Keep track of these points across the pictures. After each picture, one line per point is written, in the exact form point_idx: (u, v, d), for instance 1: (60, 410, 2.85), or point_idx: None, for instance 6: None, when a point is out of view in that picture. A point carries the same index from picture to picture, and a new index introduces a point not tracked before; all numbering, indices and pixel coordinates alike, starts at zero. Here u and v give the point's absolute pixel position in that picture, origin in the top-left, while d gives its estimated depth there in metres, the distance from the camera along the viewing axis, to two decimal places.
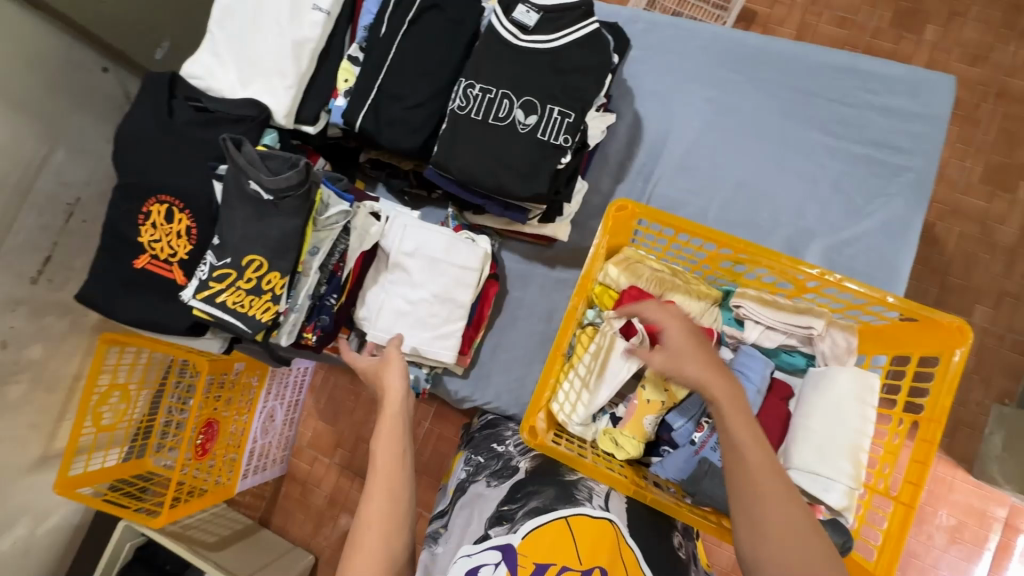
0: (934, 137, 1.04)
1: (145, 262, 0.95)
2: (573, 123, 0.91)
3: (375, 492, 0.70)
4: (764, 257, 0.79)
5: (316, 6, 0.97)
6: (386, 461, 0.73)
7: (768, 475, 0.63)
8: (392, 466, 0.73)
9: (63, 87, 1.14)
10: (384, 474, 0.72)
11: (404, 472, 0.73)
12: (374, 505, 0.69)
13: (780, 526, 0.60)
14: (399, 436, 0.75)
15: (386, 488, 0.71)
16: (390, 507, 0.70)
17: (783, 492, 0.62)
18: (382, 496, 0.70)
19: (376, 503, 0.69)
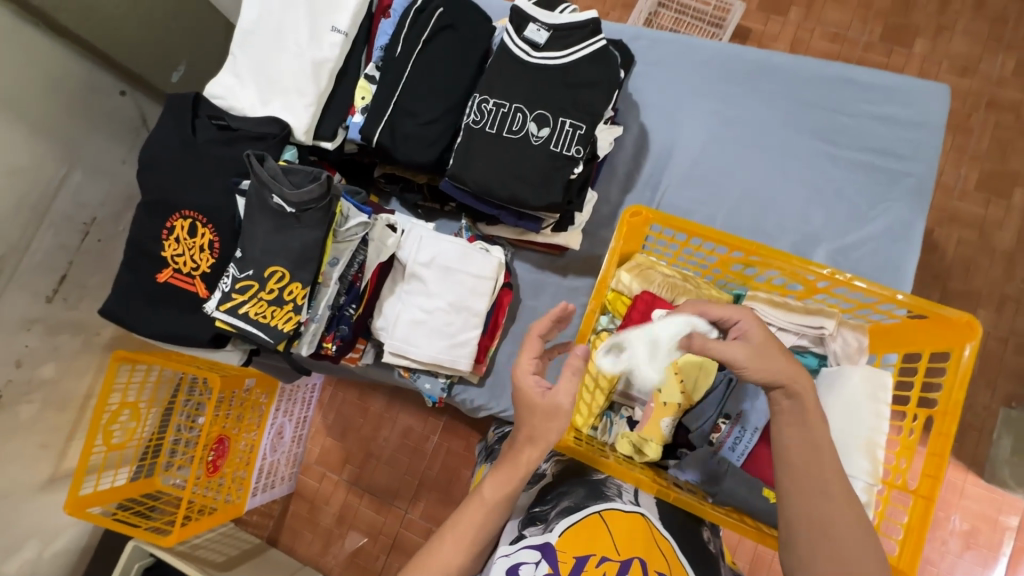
0: (931, 144, 1.07)
1: (167, 276, 0.98)
2: (584, 135, 0.95)
3: (460, 535, 0.70)
4: (775, 259, 0.81)
5: (335, 28, 1.01)
6: (487, 508, 0.71)
7: (832, 470, 0.64)
8: (489, 514, 0.71)
9: (83, 110, 1.18)
10: (477, 515, 0.71)
11: (494, 521, 0.72)
12: (457, 556, 0.69)
13: (836, 520, 0.62)
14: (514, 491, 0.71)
15: (471, 536, 0.70)
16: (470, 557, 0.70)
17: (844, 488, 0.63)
18: (465, 542, 0.70)
19: (458, 550, 0.69)
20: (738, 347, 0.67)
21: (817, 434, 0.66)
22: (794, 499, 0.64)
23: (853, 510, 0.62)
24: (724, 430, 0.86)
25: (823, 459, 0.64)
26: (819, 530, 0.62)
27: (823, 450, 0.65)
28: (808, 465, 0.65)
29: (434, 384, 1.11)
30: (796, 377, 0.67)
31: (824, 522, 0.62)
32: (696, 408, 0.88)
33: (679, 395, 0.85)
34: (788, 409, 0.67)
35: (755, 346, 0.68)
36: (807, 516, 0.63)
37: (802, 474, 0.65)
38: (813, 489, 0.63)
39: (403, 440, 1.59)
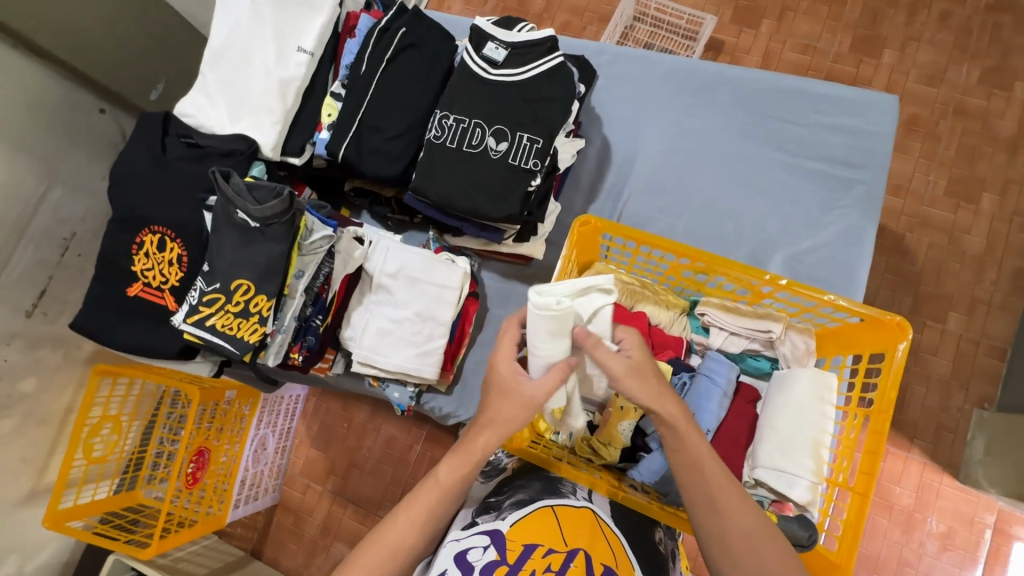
0: (884, 152, 1.11)
1: (138, 289, 1.00)
2: (542, 148, 0.98)
3: (413, 515, 0.72)
4: (720, 266, 0.85)
5: (300, 48, 1.04)
6: (442, 490, 0.73)
7: (718, 489, 0.67)
8: (444, 496, 0.73)
9: (63, 128, 1.21)
10: (431, 496, 0.73)
11: (447, 505, 0.74)
12: (410, 535, 0.71)
13: (735, 534, 0.65)
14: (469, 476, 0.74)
15: (423, 517, 0.72)
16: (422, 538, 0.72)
17: (737, 500, 0.67)
18: (418, 521, 0.72)
19: (410, 528, 0.72)
20: (616, 361, 0.70)
21: (695, 453, 0.68)
22: (700, 515, 0.67)
23: (748, 521, 0.66)
24: None
25: (706, 477, 0.67)
26: (720, 546, 0.66)
27: (701, 470, 0.67)
28: (696, 484, 0.68)
29: (402, 393, 1.12)
30: (661, 401, 0.69)
31: (724, 536, 0.66)
32: None
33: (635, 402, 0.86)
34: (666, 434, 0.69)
35: (636, 362, 0.71)
36: (709, 531, 0.67)
37: (695, 492, 0.68)
38: (704, 507, 0.67)
39: (386, 450, 1.60)
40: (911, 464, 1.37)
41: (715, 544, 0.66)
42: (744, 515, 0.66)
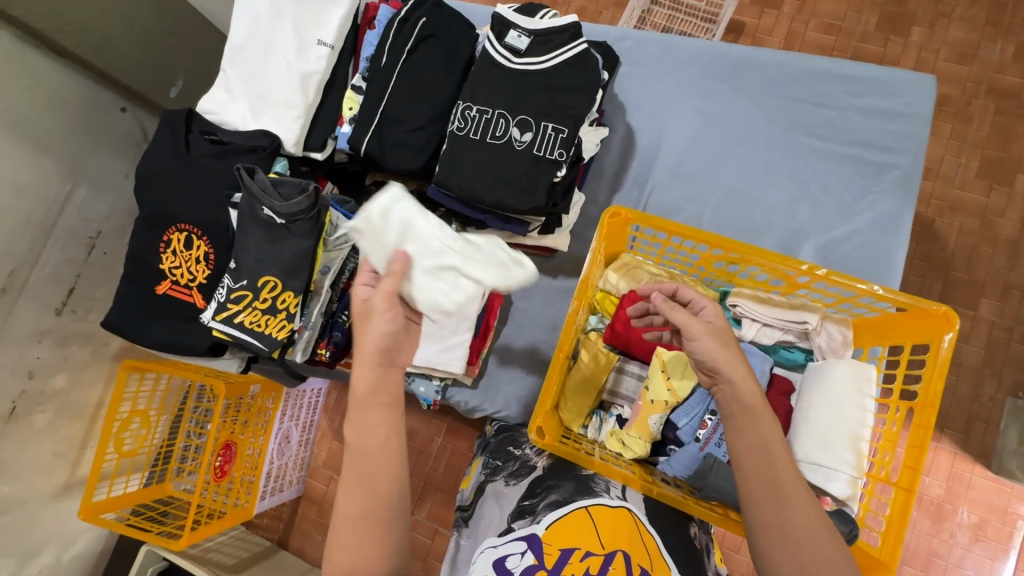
0: (918, 135, 1.07)
1: (166, 287, 1.01)
2: (567, 138, 0.96)
3: (354, 482, 0.64)
4: (754, 255, 0.83)
5: (320, 41, 1.03)
6: (363, 445, 0.65)
7: (784, 477, 0.66)
8: (368, 455, 0.65)
9: (85, 127, 1.22)
10: (358, 461, 0.65)
11: (388, 463, 0.65)
12: (353, 499, 0.64)
13: (799, 529, 0.63)
14: (382, 419, 0.66)
15: (361, 477, 0.64)
16: (372, 500, 0.64)
17: (802, 494, 0.65)
18: (358, 485, 0.64)
19: (354, 495, 0.64)
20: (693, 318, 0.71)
21: (764, 438, 0.67)
22: (761, 504, 0.65)
23: (807, 513, 0.64)
24: (710, 426, 0.85)
25: (775, 466, 0.66)
26: (775, 534, 0.64)
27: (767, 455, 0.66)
28: (760, 469, 0.66)
29: (428, 387, 1.12)
30: (744, 379, 0.69)
31: (778, 525, 0.64)
32: (682, 405, 0.87)
33: (666, 394, 0.86)
34: (737, 412, 0.69)
35: (714, 327, 0.72)
36: (762, 519, 0.65)
37: (758, 480, 0.66)
38: (764, 494, 0.65)
39: None
40: (942, 454, 1.34)
41: (767, 529, 0.64)
42: (805, 510, 0.64)
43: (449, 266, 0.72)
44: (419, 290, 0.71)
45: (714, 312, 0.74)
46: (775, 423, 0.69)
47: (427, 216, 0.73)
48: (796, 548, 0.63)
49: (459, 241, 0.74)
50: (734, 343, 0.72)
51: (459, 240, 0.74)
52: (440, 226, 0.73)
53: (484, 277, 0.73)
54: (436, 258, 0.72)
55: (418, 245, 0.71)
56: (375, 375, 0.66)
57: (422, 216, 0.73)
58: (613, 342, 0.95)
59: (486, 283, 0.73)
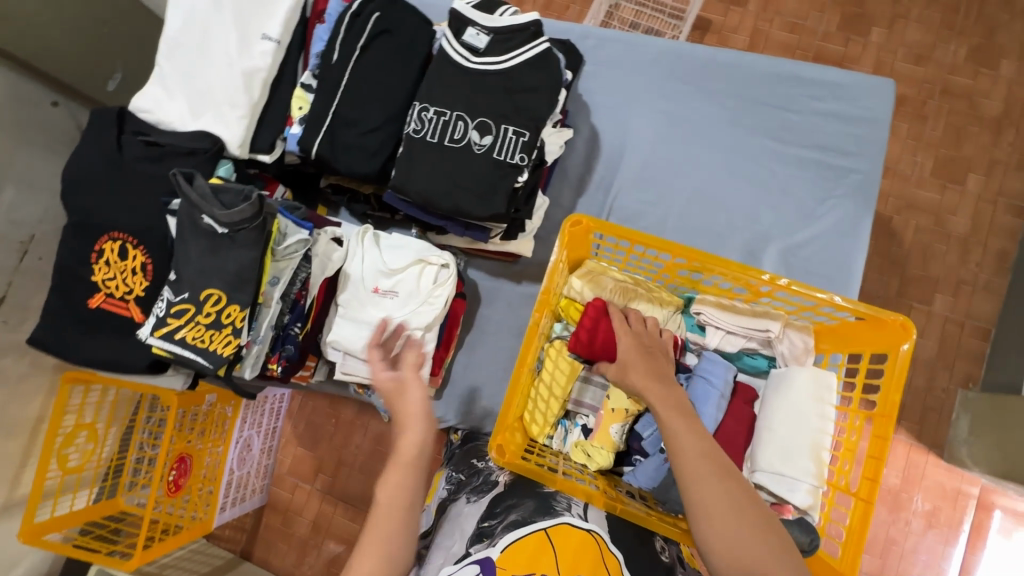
0: (877, 138, 1.08)
1: (100, 300, 0.93)
2: (528, 141, 0.93)
3: (367, 552, 0.67)
4: (716, 265, 0.81)
5: (265, 36, 0.96)
6: (387, 515, 0.69)
7: (698, 458, 0.66)
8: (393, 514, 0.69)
9: (11, 123, 1.11)
10: (381, 525, 0.68)
11: (401, 532, 0.69)
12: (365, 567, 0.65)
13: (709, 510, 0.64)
14: (407, 487, 0.70)
15: (380, 542, 0.67)
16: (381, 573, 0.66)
17: (711, 475, 0.65)
18: (376, 555, 0.66)
19: (368, 561, 0.66)
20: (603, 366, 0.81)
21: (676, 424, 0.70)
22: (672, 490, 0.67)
23: (726, 489, 0.65)
24: None
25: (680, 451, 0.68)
26: (702, 518, 0.64)
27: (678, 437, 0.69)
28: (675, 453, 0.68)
29: None
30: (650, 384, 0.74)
31: (701, 508, 0.64)
32: (645, 415, 0.86)
33: (628, 403, 0.85)
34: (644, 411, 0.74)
35: (619, 361, 0.79)
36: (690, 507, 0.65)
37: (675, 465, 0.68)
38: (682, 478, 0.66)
39: (376, 448, 1.57)
40: (900, 445, 1.38)
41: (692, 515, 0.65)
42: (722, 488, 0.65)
43: (399, 329, 1.00)
44: None
45: (626, 342, 0.80)
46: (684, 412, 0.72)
47: (369, 301, 1.01)
48: (718, 526, 0.63)
49: (397, 303, 1.01)
50: (642, 359, 0.78)
51: (396, 302, 1.01)
52: (378, 307, 1.01)
53: (425, 322, 1.00)
54: (389, 332, 1.00)
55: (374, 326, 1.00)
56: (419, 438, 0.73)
57: (365, 308, 1.01)
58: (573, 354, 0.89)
59: (423, 326, 0.99)
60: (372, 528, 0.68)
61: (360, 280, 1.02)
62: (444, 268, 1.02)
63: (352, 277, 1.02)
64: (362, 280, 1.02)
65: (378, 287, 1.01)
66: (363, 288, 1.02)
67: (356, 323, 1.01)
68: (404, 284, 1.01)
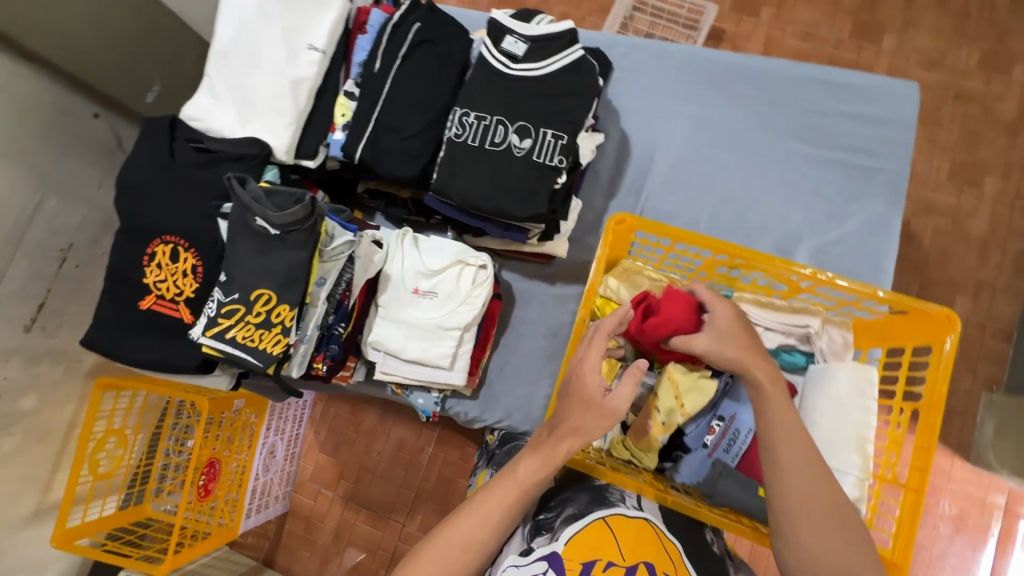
0: (901, 140, 1.10)
1: (151, 302, 0.96)
2: (567, 144, 0.95)
3: (483, 519, 0.70)
4: (758, 260, 0.83)
5: (311, 46, 1.00)
6: (515, 498, 0.70)
7: (795, 456, 0.67)
8: (517, 496, 0.71)
9: (55, 134, 1.15)
10: (507, 499, 0.70)
11: (516, 510, 0.71)
12: (482, 535, 0.69)
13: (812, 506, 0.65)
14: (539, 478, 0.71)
15: (497, 519, 0.70)
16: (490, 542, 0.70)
17: (820, 473, 0.66)
18: (490, 525, 0.70)
19: (482, 529, 0.69)
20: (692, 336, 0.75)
21: (779, 417, 0.69)
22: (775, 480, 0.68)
23: (820, 488, 0.66)
24: (718, 432, 0.85)
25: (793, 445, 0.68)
26: (797, 514, 0.65)
27: (775, 433, 0.69)
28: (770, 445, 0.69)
29: (427, 399, 1.10)
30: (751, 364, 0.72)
31: (802, 502, 0.65)
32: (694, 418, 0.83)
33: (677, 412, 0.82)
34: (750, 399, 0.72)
35: (715, 330, 0.75)
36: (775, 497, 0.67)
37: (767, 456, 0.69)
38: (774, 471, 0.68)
39: (397, 453, 1.58)
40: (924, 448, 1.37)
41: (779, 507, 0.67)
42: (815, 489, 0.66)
43: (437, 328, 1.02)
44: (424, 354, 1.02)
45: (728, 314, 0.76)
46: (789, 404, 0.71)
47: (410, 301, 1.04)
48: (816, 520, 0.64)
49: (436, 303, 1.03)
50: (740, 338, 0.75)
51: (435, 302, 1.03)
52: (418, 306, 1.04)
53: (462, 322, 1.02)
54: (428, 330, 1.02)
55: (413, 324, 1.03)
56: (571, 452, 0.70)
57: (405, 307, 1.04)
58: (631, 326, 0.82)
59: (461, 325, 1.01)
60: (490, 501, 0.71)
61: (401, 280, 1.05)
62: (483, 269, 1.04)
63: (393, 277, 1.05)
64: (402, 280, 1.05)
65: (417, 286, 1.04)
66: (405, 287, 1.05)
67: (395, 321, 1.04)
68: (443, 285, 1.04)
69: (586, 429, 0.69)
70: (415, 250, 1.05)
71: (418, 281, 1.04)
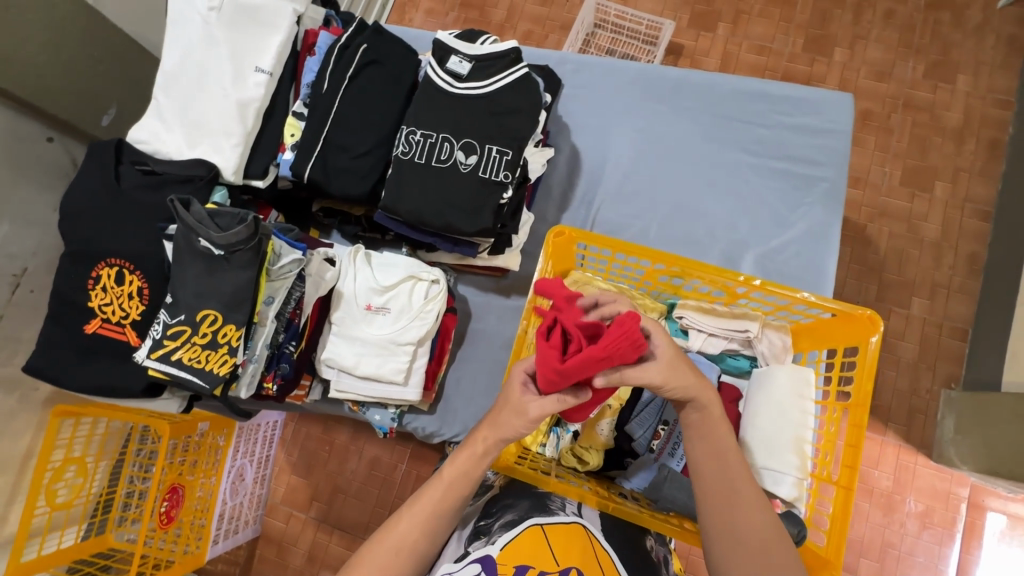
0: (841, 149, 1.14)
1: (97, 326, 0.95)
2: (512, 160, 0.97)
3: (415, 517, 0.72)
4: (695, 268, 0.86)
5: (258, 68, 1.01)
6: (444, 496, 0.73)
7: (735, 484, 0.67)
8: (447, 494, 0.73)
9: (8, 159, 1.14)
10: (437, 497, 0.73)
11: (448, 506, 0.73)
12: (412, 534, 0.71)
13: (745, 529, 0.65)
14: (469, 475, 0.73)
15: (427, 516, 0.72)
16: (423, 540, 0.72)
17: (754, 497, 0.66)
18: (422, 523, 0.72)
19: (414, 528, 0.71)
20: (652, 369, 0.66)
21: (720, 443, 0.69)
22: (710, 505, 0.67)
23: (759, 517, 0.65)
24: (663, 437, 0.89)
25: (729, 468, 0.68)
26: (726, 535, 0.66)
27: (714, 462, 0.69)
28: (713, 474, 0.68)
29: (383, 415, 1.09)
30: (700, 387, 0.70)
31: (733, 526, 0.65)
32: (637, 418, 0.90)
33: (611, 399, 0.89)
34: (697, 420, 0.70)
35: (666, 361, 0.68)
36: (718, 526, 0.66)
37: (711, 484, 0.68)
38: (719, 500, 0.67)
39: (370, 472, 1.56)
40: (885, 446, 1.41)
41: (722, 537, 0.66)
42: (759, 515, 0.65)
43: (390, 345, 1.02)
44: (378, 371, 1.02)
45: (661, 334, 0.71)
46: (731, 429, 0.71)
47: (362, 318, 1.04)
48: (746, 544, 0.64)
49: (388, 320, 1.04)
50: (684, 358, 0.70)
51: (387, 319, 1.04)
52: (370, 323, 1.04)
53: (415, 336, 1.02)
54: (380, 347, 1.02)
55: (366, 342, 1.03)
56: (490, 443, 0.73)
57: (357, 324, 1.04)
58: (550, 361, 0.62)
59: (414, 340, 1.02)
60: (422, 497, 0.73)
61: (353, 298, 1.05)
62: (436, 284, 1.05)
63: (345, 296, 1.05)
64: (355, 297, 1.05)
65: (370, 304, 1.04)
66: (357, 305, 1.04)
67: (348, 339, 1.04)
68: (395, 301, 1.04)
69: (505, 430, 0.70)
70: (367, 268, 1.06)
71: (370, 299, 1.04)
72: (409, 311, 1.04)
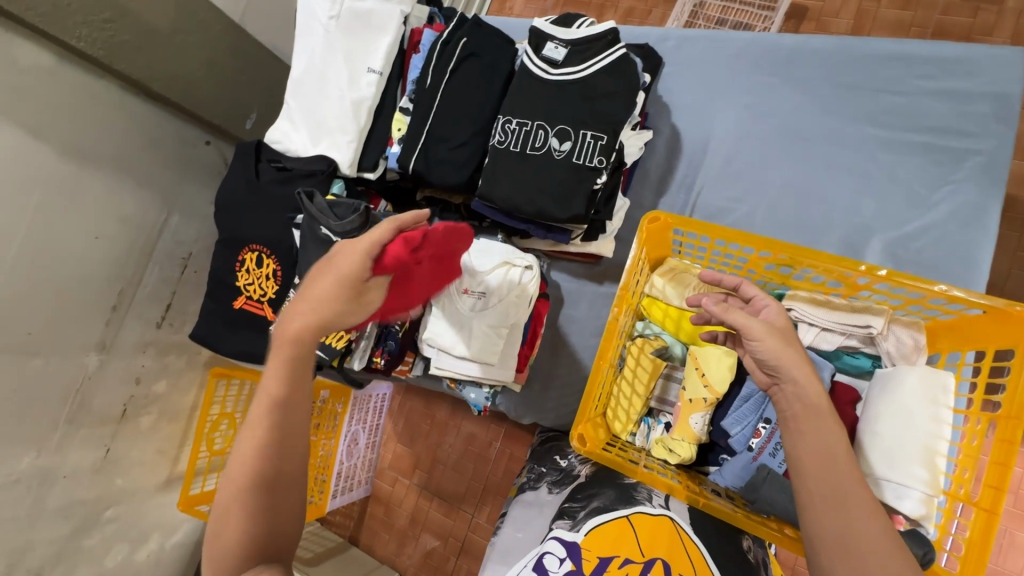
0: (1005, 116, 0.96)
1: (242, 302, 1.12)
2: (607, 144, 0.95)
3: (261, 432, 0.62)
4: (806, 257, 0.77)
5: (370, 69, 1.10)
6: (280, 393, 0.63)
7: (847, 486, 0.61)
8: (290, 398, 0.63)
9: (176, 161, 1.36)
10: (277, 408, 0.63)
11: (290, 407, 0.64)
12: (230, 531, 0.59)
13: (865, 536, 0.58)
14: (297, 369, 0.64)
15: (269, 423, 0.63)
16: (257, 526, 0.59)
17: (866, 503, 0.60)
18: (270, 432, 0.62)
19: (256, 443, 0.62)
20: (757, 321, 0.69)
21: (830, 441, 0.63)
22: (820, 510, 0.61)
23: (878, 528, 0.59)
24: (764, 435, 0.80)
25: (840, 467, 0.62)
26: (842, 543, 0.59)
27: (818, 461, 0.62)
28: (823, 473, 0.62)
29: (479, 394, 1.15)
30: (803, 375, 0.66)
31: (845, 534, 0.59)
32: (733, 412, 0.84)
33: (703, 390, 0.84)
34: (801, 410, 0.65)
35: (776, 328, 0.69)
36: (826, 534, 0.60)
37: (819, 487, 0.62)
38: (828, 504, 0.61)
39: (467, 447, 1.60)
40: None
41: (833, 544, 0.59)
42: (875, 523, 0.59)
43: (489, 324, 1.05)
44: (477, 350, 1.05)
45: (779, 313, 0.71)
46: (840, 428, 0.65)
47: (457, 300, 1.05)
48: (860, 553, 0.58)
49: (482, 302, 1.05)
50: (797, 341, 0.69)
51: (481, 301, 1.05)
52: (464, 304, 1.05)
53: (513, 318, 1.05)
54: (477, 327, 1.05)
55: (464, 322, 1.06)
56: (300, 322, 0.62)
57: (451, 305, 1.06)
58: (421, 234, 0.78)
59: (511, 323, 1.05)
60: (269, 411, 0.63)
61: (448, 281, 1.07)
62: (530, 268, 1.08)
63: None
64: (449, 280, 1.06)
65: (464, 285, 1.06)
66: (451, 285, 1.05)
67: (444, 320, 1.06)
68: (490, 284, 1.06)
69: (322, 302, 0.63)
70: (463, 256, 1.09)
71: (466, 280, 1.06)
72: (504, 292, 1.05)
